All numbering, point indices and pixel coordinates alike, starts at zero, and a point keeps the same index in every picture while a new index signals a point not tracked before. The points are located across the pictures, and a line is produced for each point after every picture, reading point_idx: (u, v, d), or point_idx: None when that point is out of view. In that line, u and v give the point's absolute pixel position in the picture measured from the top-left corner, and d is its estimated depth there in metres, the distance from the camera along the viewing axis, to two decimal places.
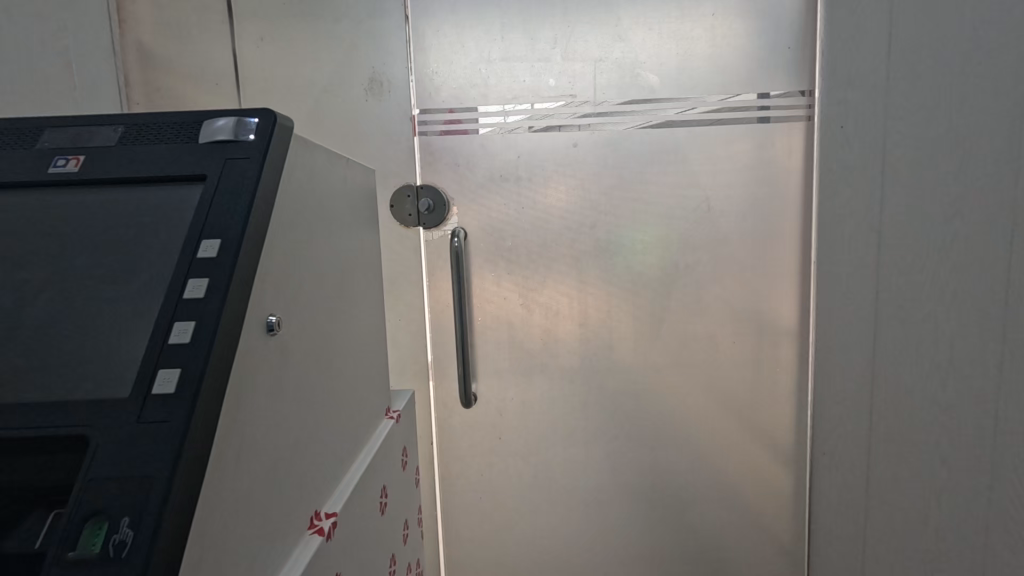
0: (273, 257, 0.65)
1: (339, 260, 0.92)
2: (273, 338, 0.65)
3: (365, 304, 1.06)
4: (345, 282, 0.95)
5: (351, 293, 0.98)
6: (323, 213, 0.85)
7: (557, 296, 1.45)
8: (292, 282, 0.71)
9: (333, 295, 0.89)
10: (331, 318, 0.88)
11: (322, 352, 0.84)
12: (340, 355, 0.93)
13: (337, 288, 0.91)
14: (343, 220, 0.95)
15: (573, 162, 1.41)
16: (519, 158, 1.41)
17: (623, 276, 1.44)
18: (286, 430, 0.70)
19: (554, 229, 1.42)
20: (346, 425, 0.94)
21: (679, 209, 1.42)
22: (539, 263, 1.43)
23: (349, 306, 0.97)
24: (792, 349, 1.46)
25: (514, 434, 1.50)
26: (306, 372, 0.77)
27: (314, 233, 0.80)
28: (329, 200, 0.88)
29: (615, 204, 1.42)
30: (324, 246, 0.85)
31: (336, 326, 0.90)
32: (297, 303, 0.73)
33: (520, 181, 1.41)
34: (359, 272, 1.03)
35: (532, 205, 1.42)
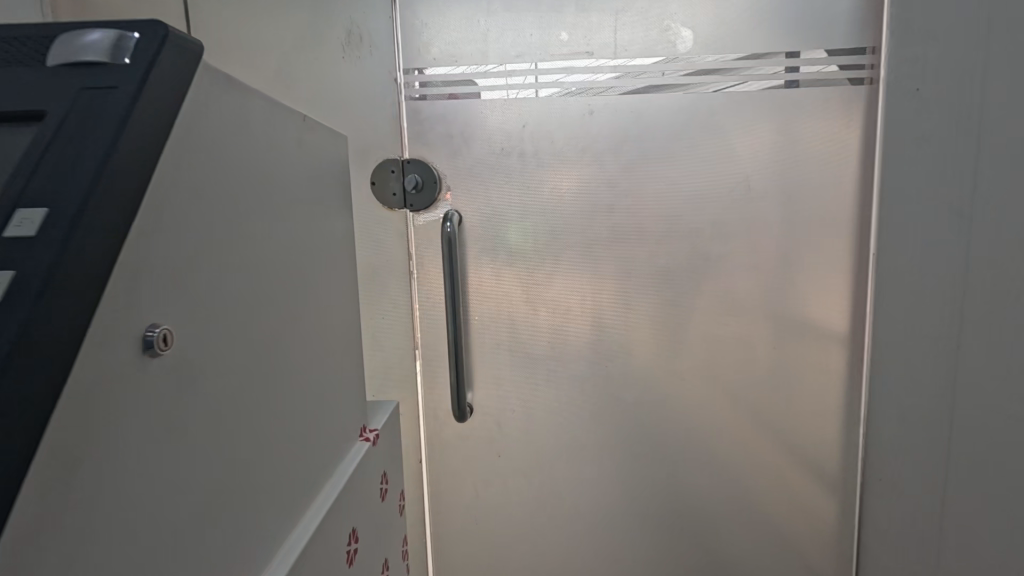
0: (166, 236, 0.44)
1: (300, 245, 0.71)
2: (163, 361, 0.44)
3: (336, 301, 0.85)
4: (308, 273, 0.74)
5: (317, 288, 0.77)
6: (273, 180, 0.63)
7: (568, 291, 1.23)
8: (209, 273, 0.50)
9: (289, 291, 0.67)
10: (286, 321, 0.66)
11: (271, 366, 0.63)
12: (300, 368, 0.71)
13: (296, 281, 0.69)
14: (308, 193, 0.73)
15: (589, 133, 1.19)
16: (525, 128, 1.19)
17: (646, 268, 1.23)
18: (204, 476, 0.51)
19: (565, 213, 1.21)
20: (307, 454, 0.74)
21: (713, 189, 1.20)
22: (546, 252, 1.22)
23: (314, 304, 0.76)
24: (841, 357, 1.24)
25: (515, 451, 1.29)
26: (239, 395, 0.56)
27: (255, 207, 0.59)
28: (286, 165, 0.67)
29: (638, 183, 1.20)
30: (273, 224, 0.63)
31: (292, 331, 0.68)
32: (219, 301, 0.52)
33: (525, 155, 1.20)
34: (329, 261, 0.82)
35: (540, 184, 1.20)
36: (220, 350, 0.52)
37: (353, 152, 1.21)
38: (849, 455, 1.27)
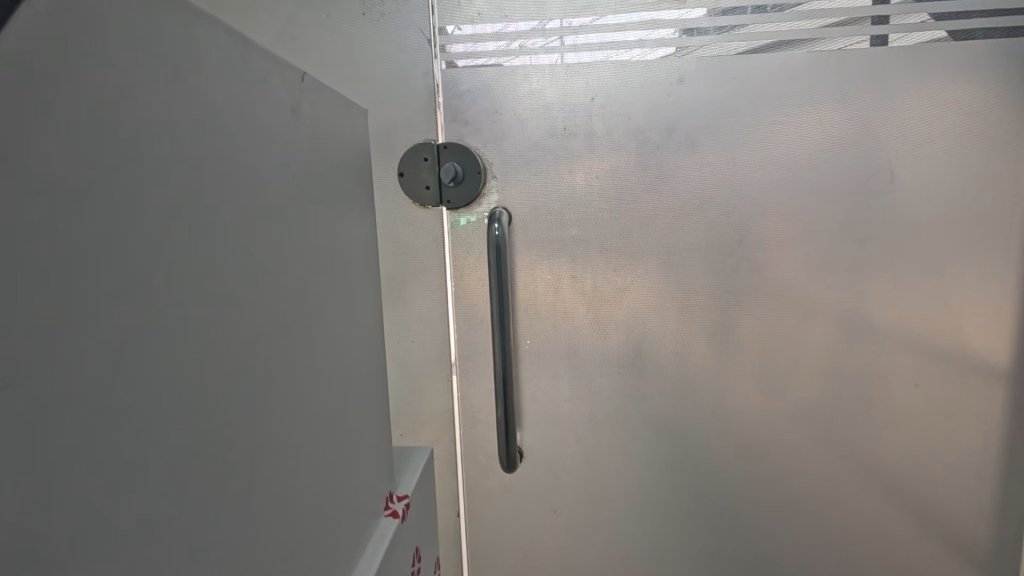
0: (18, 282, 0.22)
1: (301, 265, 0.47)
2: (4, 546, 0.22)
3: (357, 338, 0.61)
4: (314, 306, 0.50)
5: (328, 326, 0.53)
6: (250, 167, 0.39)
7: (644, 309, 0.98)
8: (116, 339, 0.27)
9: (284, 338, 0.44)
10: (278, 387, 0.43)
11: (254, 461, 0.40)
12: (303, 450, 0.48)
13: (295, 320, 0.46)
14: (312, 187, 0.49)
15: (678, 106, 0.92)
16: (594, 101, 0.93)
17: (746, 280, 0.96)
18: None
19: (644, 211, 0.95)
20: (321, 555, 0.52)
21: (839, 177, 0.93)
22: (618, 259, 0.96)
23: (324, 350, 0.52)
24: (1003, 395, 0.96)
25: (575, 505, 1.04)
26: (194, 530, 0.33)
27: (217, 210, 0.35)
28: (273, 145, 0.42)
29: (740, 171, 0.93)
30: (254, 236, 0.39)
31: (290, 400, 0.45)
32: (145, 384, 0.29)
33: (594, 137, 0.94)
34: (344, 285, 0.58)
35: (614, 173, 0.94)
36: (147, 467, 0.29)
37: (374, 133, 0.96)
38: (1006, 521, 0.99)
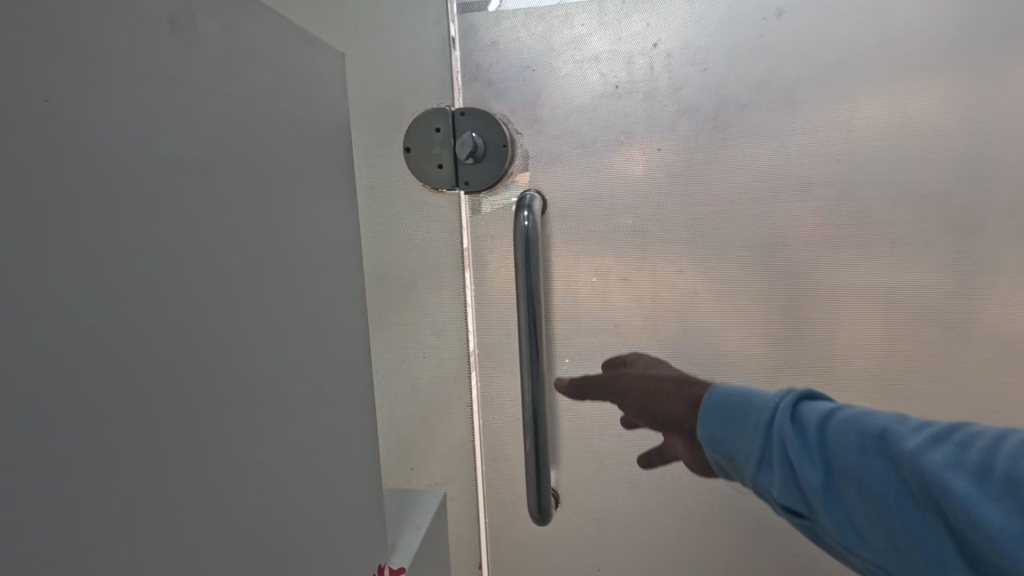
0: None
1: (179, 204, 0.34)
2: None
3: (290, 334, 0.47)
4: (214, 265, 0.38)
5: (243, 289, 0.41)
6: (39, 60, 0.26)
7: (719, 321, 0.75)
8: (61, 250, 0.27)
9: (146, 303, 0.32)
10: (139, 369, 0.32)
11: (164, 423, 0.33)
12: (199, 452, 0.37)
13: (174, 278, 0.34)
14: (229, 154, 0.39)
15: (775, 48, 0.68)
16: (656, 48, 0.70)
17: (865, 285, 0.71)
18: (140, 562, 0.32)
19: (723, 192, 0.71)
20: None
21: (1007, 144, 0.66)
22: (685, 257, 0.74)
23: (237, 321, 0.40)
24: None
25: (622, 564, 0.84)
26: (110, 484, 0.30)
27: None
28: (96, 37, 0.29)
29: (860, 137, 0.68)
30: (108, 154, 0.30)
31: (165, 386, 0.34)
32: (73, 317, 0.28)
33: (656, 95, 0.71)
34: (273, 246, 0.44)
35: (683, 143, 0.71)
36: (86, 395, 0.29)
37: (352, 93, 0.77)
38: None
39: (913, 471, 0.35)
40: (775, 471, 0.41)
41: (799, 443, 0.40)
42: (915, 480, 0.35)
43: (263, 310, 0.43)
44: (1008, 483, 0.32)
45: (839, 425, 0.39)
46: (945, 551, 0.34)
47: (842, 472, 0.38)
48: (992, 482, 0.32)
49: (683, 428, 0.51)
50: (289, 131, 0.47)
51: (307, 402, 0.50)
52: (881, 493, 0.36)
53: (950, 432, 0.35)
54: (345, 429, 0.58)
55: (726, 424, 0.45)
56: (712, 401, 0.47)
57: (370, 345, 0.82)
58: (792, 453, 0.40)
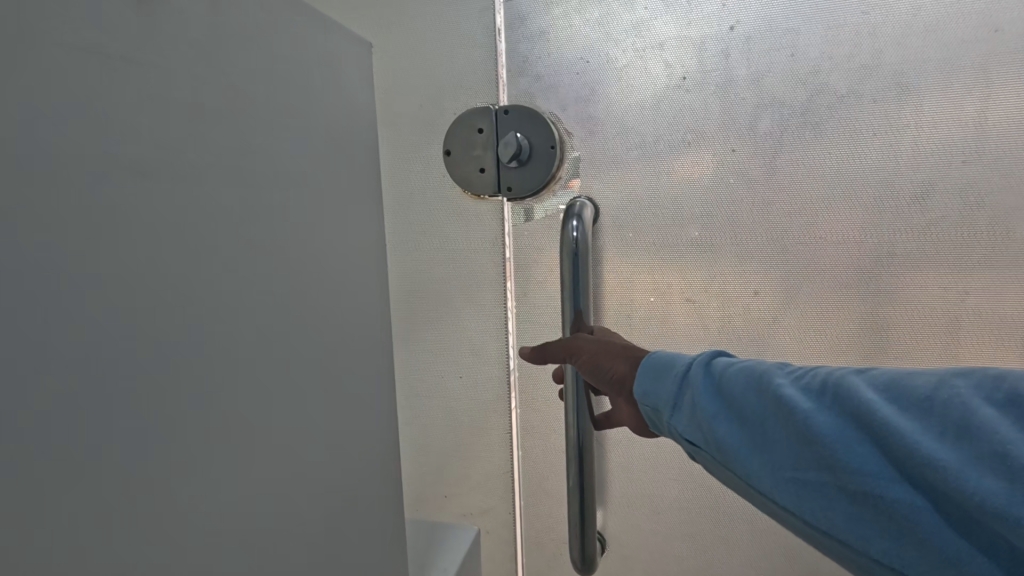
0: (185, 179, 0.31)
1: (155, 205, 0.29)
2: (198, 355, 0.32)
3: (300, 353, 0.42)
4: (201, 276, 0.32)
5: (241, 304, 0.36)
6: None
7: (806, 354, 0.63)
8: (232, 235, 0.35)
9: (284, 275, 0.40)
10: (261, 337, 0.37)
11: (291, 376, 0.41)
12: (308, 409, 0.43)
13: (294, 258, 0.41)
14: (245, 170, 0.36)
15: (886, 23, 0.56)
16: (733, 31, 0.60)
17: (1005, 317, 0.57)
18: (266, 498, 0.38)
19: (814, 200, 0.60)
20: None
21: None
22: (763, 276, 0.63)
23: (318, 303, 0.44)
24: None
25: None
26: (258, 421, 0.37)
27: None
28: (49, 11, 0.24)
29: (997, 131, 0.55)
30: (253, 159, 0.36)
31: (291, 346, 0.41)
32: (241, 286, 0.36)
33: (731, 87, 0.61)
34: (276, 256, 0.39)
35: (765, 141, 0.61)
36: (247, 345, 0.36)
37: (377, 92, 0.71)
38: None
39: (773, 397, 0.38)
40: (683, 413, 0.45)
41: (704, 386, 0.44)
42: (772, 403, 0.38)
43: (262, 331, 0.37)
44: (840, 398, 0.35)
45: (727, 364, 0.43)
46: (782, 461, 0.37)
47: (732, 405, 0.41)
48: (827, 398, 0.36)
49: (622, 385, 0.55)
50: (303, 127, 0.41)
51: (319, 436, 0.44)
52: (750, 417, 0.39)
53: (808, 366, 0.39)
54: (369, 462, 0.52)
55: (652, 376, 0.48)
56: (653, 357, 0.50)
57: (402, 365, 0.77)
58: (694, 392, 0.44)
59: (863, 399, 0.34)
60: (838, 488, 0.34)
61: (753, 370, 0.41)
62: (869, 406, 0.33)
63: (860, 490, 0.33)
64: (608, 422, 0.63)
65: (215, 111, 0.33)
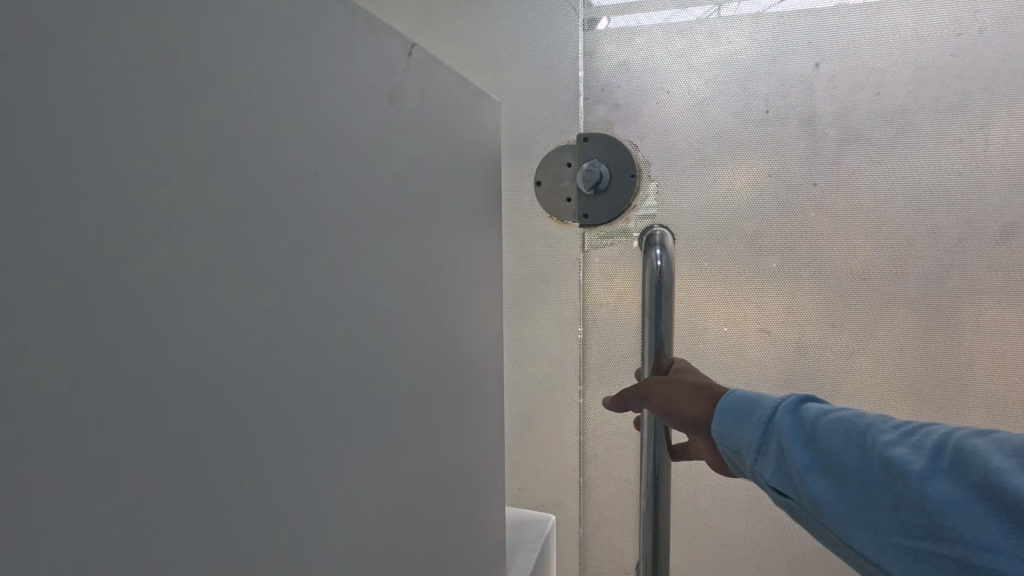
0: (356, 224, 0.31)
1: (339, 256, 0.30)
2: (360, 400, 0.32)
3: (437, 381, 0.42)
4: (375, 315, 0.33)
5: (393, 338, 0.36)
6: (249, 99, 0.23)
7: (882, 385, 0.64)
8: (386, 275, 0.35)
9: (423, 304, 0.40)
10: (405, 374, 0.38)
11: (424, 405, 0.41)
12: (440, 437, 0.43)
13: (429, 290, 0.41)
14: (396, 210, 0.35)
15: (974, 66, 0.57)
16: (819, 69, 0.61)
17: None
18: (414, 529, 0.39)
19: (894, 237, 0.61)
20: None
21: None
22: (841, 309, 0.64)
23: (446, 332, 0.44)
24: None
25: None
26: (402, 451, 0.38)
27: (150, 155, 0.19)
28: (296, 65, 0.25)
29: None
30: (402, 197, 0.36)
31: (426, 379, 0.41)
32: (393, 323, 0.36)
33: (815, 122, 0.62)
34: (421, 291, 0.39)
35: (849, 176, 0.62)
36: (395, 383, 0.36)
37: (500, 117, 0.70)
38: None
39: (878, 454, 0.37)
40: (770, 460, 0.45)
41: (793, 433, 0.43)
42: (875, 462, 0.37)
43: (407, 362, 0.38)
44: (960, 461, 0.33)
45: (823, 414, 0.42)
46: (885, 523, 0.36)
47: (827, 458, 0.40)
48: (941, 461, 0.34)
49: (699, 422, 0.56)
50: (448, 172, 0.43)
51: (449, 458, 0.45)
52: (848, 472, 0.38)
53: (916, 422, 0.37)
54: (479, 490, 0.52)
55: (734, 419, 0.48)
56: (736, 399, 0.50)
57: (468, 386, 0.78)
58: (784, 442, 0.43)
59: (988, 468, 0.32)
60: (952, 560, 0.32)
61: (853, 423, 0.40)
62: (992, 475, 0.31)
63: (983, 566, 0.31)
64: (685, 453, 0.63)
65: (386, 154, 0.34)
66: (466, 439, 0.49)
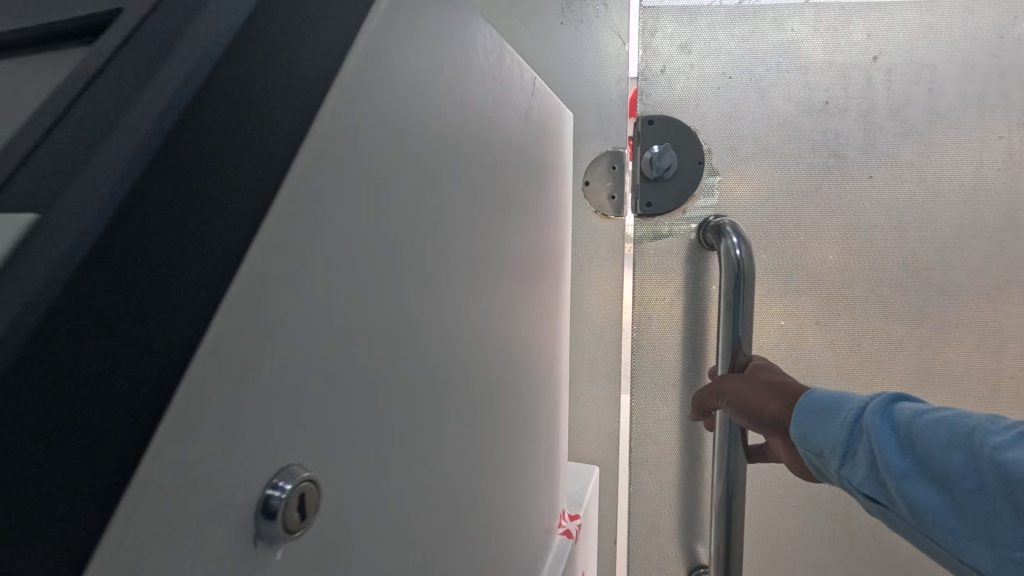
0: (446, 240, 0.39)
1: (437, 268, 0.38)
2: (444, 388, 0.40)
3: (488, 378, 0.50)
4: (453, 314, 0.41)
5: (462, 339, 0.43)
6: (386, 129, 0.29)
7: (930, 373, 0.65)
8: (461, 286, 0.42)
9: (479, 314, 0.47)
10: (470, 370, 0.45)
11: (481, 401, 0.49)
12: (490, 427, 0.51)
13: (485, 298, 0.49)
14: (470, 233, 0.44)
15: (1014, 67, 0.60)
16: (877, 61, 0.62)
17: None
18: (466, 506, 0.45)
19: (942, 228, 0.63)
20: None
21: None
22: (893, 301, 0.65)
23: (495, 339, 0.52)
24: None
25: None
26: (468, 440, 0.45)
27: (352, 190, 0.26)
28: (424, 121, 0.35)
29: None
30: (468, 217, 0.43)
31: (482, 374, 0.48)
32: (464, 326, 0.44)
33: (872, 115, 0.63)
34: (479, 299, 0.47)
35: (902, 169, 0.63)
36: (466, 374, 0.45)
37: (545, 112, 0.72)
38: None
39: (990, 462, 0.34)
40: (858, 464, 0.44)
41: (886, 433, 0.41)
42: (990, 471, 0.35)
43: (470, 360, 0.45)
44: None
45: (919, 418, 0.40)
46: (1010, 533, 0.34)
47: (931, 467, 0.38)
48: None
49: (781, 427, 0.53)
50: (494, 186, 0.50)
51: (482, 439, 0.49)
52: (959, 482, 0.36)
53: None
54: (511, 460, 0.59)
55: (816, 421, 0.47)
56: (806, 402, 0.50)
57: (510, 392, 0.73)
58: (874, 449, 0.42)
59: None
60: None
61: (956, 427, 0.37)
62: None
63: None
64: (762, 456, 0.60)
65: (461, 184, 0.42)
66: (501, 415, 0.55)
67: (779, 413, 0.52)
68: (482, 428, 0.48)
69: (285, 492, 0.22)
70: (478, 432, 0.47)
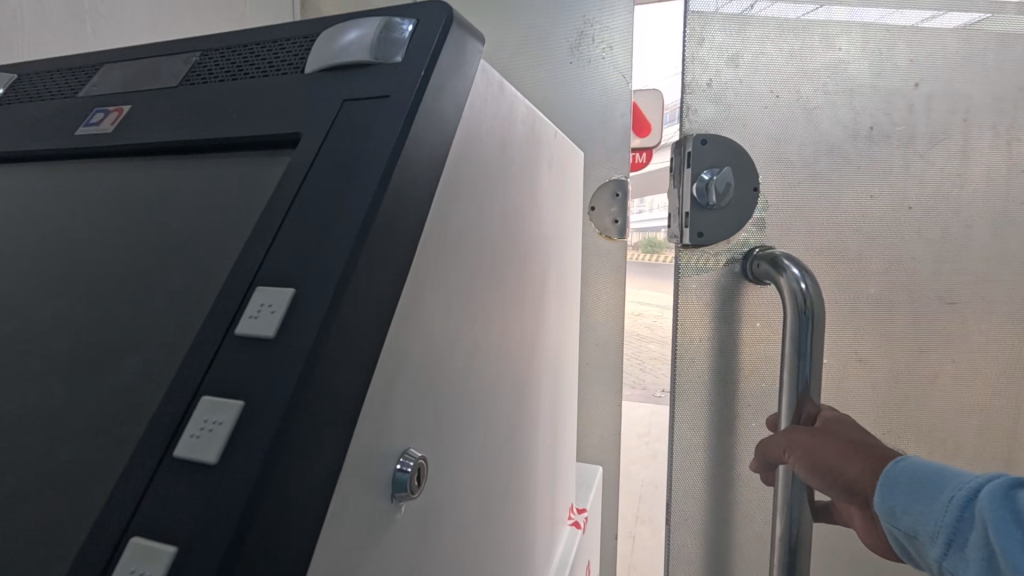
0: (485, 277, 0.49)
1: (480, 299, 0.48)
2: (480, 396, 0.49)
3: (513, 387, 0.59)
4: (489, 334, 0.51)
5: (495, 354, 0.53)
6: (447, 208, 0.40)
7: (964, 408, 0.64)
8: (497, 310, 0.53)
9: (509, 332, 0.56)
10: (500, 379, 0.55)
11: (509, 404, 0.58)
12: (515, 429, 0.60)
13: (514, 319, 0.58)
14: (500, 268, 0.53)
15: None
16: (918, 88, 0.59)
17: None
18: (504, 488, 0.57)
19: (976, 261, 0.62)
20: None
21: None
22: (930, 337, 0.63)
23: (520, 353, 0.61)
24: None
25: None
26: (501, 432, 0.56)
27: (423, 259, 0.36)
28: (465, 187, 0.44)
29: None
30: (501, 254, 0.54)
31: (510, 382, 0.57)
32: (498, 343, 0.54)
33: (914, 143, 0.60)
34: (507, 319, 0.56)
35: (941, 200, 0.61)
36: (499, 382, 0.54)
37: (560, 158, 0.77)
38: None
39: None
40: (967, 561, 0.34)
41: (1006, 525, 0.31)
42: None
43: (500, 371, 0.54)
44: None
45: None
46: None
47: None
48: None
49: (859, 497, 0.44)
50: (520, 245, 0.59)
51: (506, 441, 0.57)
52: None
53: None
54: (533, 465, 0.66)
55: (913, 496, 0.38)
56: (899, 470, 0.40)
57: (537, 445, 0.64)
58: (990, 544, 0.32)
59: None
60: None
61: None
62: None
63: None
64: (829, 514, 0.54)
65: (495, 228, 0.51)
66: (524, 419, 0.63)
67: (859, 478, 0.44)
68: (507, 431, 0.57)
69: (409, 470, 0.35)
70: (504, 432, 0.56)
